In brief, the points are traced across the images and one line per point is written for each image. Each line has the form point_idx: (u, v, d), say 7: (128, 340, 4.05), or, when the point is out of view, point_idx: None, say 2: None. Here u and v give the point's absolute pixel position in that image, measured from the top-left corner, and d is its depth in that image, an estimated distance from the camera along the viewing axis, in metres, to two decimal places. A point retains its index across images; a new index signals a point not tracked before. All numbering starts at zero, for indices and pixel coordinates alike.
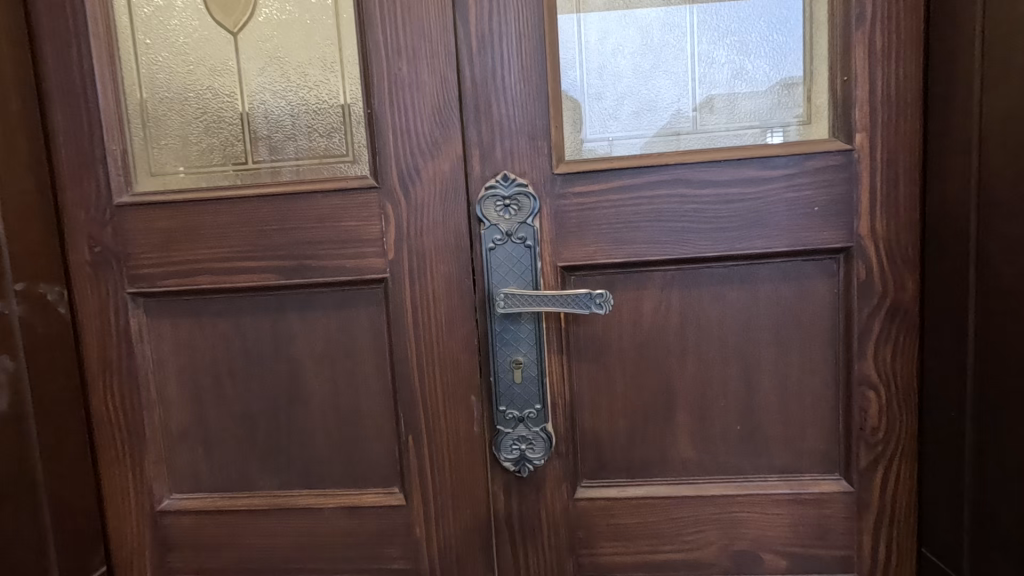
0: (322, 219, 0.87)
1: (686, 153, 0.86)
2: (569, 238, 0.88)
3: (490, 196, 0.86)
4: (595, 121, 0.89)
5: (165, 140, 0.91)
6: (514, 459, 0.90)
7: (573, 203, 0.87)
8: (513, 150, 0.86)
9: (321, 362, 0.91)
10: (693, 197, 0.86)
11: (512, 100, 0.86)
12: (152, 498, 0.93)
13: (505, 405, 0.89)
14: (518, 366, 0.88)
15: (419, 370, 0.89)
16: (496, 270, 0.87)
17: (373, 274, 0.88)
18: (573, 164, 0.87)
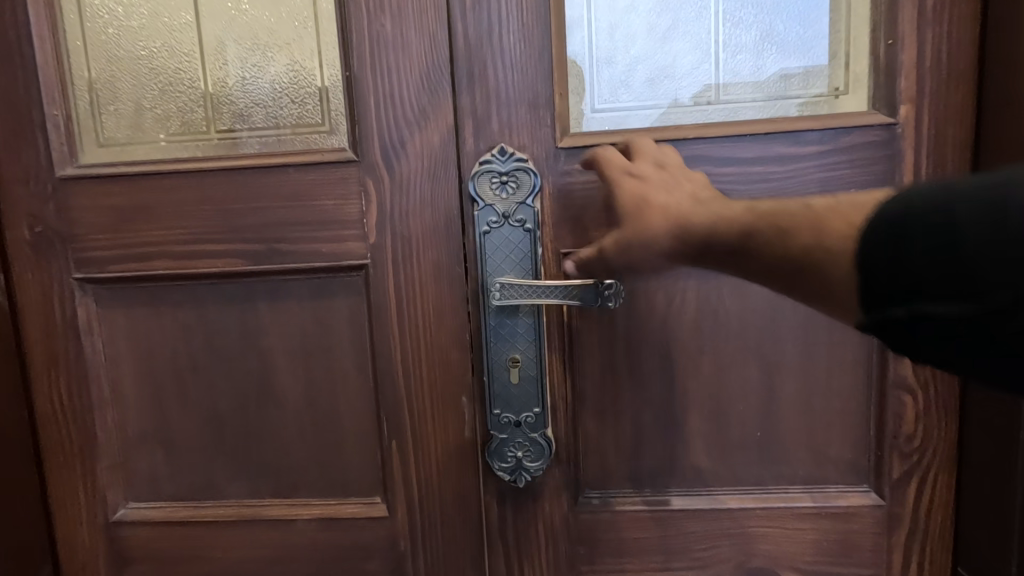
0: (294, 197, 0.77)
1: (708, 126, 0.77)
2: (573, 221, 0.78)
3: (485, 172, 0.76)
4: (604, 89, 0.79)
5: (115, 105, 0.80)
6: (510, 467, 0.80)
7: (579, 181, 0.77)
8: (511, 121, 0.76)
9: (294, 359, 0.81)
10: (715, 176, 0.77)
11: (511, 63, 0.75)
12: (106, 507, 0.84)
13: (500, 408, 0.79)
14: (514, 364, 0.78)
15: (404, 368, 0.79)
16: (491, 256, 0.77)
17: (352, 260, 0.78)
18: (579, 138, 0.77)
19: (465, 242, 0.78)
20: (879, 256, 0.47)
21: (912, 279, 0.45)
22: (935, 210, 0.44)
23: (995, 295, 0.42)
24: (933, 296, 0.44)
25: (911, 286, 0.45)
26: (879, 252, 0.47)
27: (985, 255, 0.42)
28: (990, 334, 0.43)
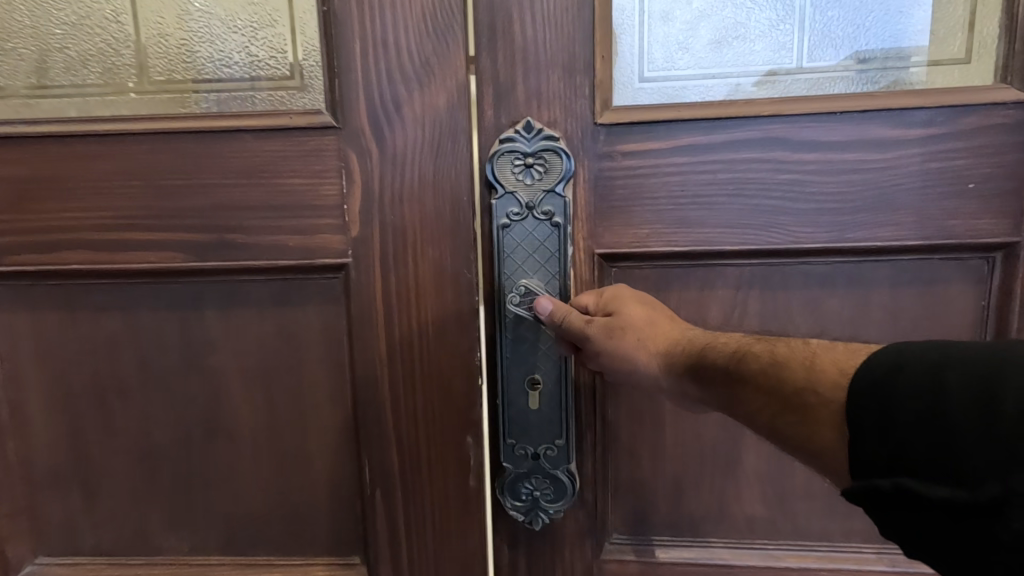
0: (252, 173, 0.58)
1: (784, 101, 0.63)
2: (613, 216, 0.63)
3: (507, 152, 0.59)
4: (656, 52, 0.63)
5: (15, 43, 0.60)
6: (524, 507, 0.64)
7: (619, 165, 0.63)
8: (539, 88, 0.60)
9: (251, 383, 0.62)
10: (789, 162, 0.63)
11: (544, 9, 0.58)
12: (9, 561, 0.67)
13: (515, 436, 0.63)
14: (534, 384, 0.62)
15: (393, 399, 0.62)
16: (509, 258, 0.60)
17: (327, 259, 0.59)
18: (622, 113, 0.62)
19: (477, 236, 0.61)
20: (867, 411, 0.44)
21: (896, 447, 0.42)
22: (916, 376, 0.42)
23: (981, 485, 0.38)
24: (919, 474, 0.41)
25: (897, 455, 0.42)
26: (866, 409, 0.44)
27: (969, 434, 0.39)
28: (975, 524, 0.39)
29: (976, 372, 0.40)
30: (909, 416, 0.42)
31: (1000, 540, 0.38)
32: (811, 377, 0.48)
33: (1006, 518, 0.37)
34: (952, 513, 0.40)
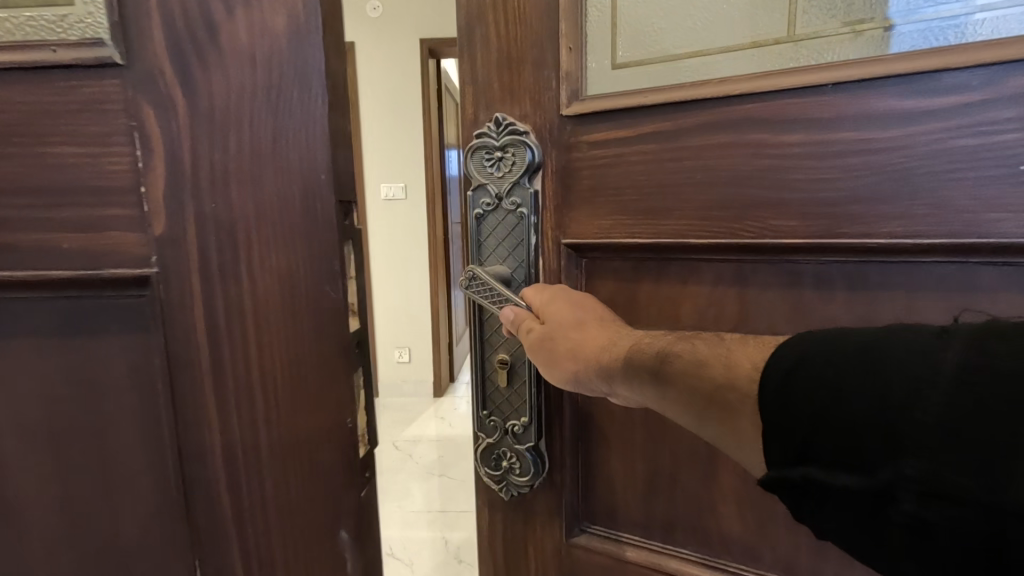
0: (22, 136, 0.42)
1: (763, 79, 0.60)
2: (583, 204, 0.72)
3: (480, 148, 0.75)
4: (628, 42, 0.73)
5: None
6: (498, 476, 0.82)
7: (585, 155, 0.71)
8: (516, 84, 0.73)
9: (35, 437, 0.46)
10: (770, 147, 0.60)
11: (518, 17, 0.71)
12: None
13: (489, 409, 0.83)
14: (502, 367, 0.80)
15: (227, 463, 0.45)
16: (488, 237, 0.78)
17: (128, 261, 0.42)
18: (590, 103, 0.69)
19: (348, 227, 0.44)
20: (771, 407, 0.45)
21: (800, 442, 0.43)
22: (811, 362, 0.43)
23: (881, 471, 0.39)
24: (825, 466, 0.42)
25: (803, 447, 0.43)
26: (771, 405, 0.45)
27: (862, 419, 0.40)
28: (880, 513, 0.40)
29: (865, 356, 0.41)
30: (806, 412, 0.42)
31: (894, 524, 0.39)
32: (730, 375, 0.51)
33: (898, 505, 0.38)
34: (854, 502, 0.41)
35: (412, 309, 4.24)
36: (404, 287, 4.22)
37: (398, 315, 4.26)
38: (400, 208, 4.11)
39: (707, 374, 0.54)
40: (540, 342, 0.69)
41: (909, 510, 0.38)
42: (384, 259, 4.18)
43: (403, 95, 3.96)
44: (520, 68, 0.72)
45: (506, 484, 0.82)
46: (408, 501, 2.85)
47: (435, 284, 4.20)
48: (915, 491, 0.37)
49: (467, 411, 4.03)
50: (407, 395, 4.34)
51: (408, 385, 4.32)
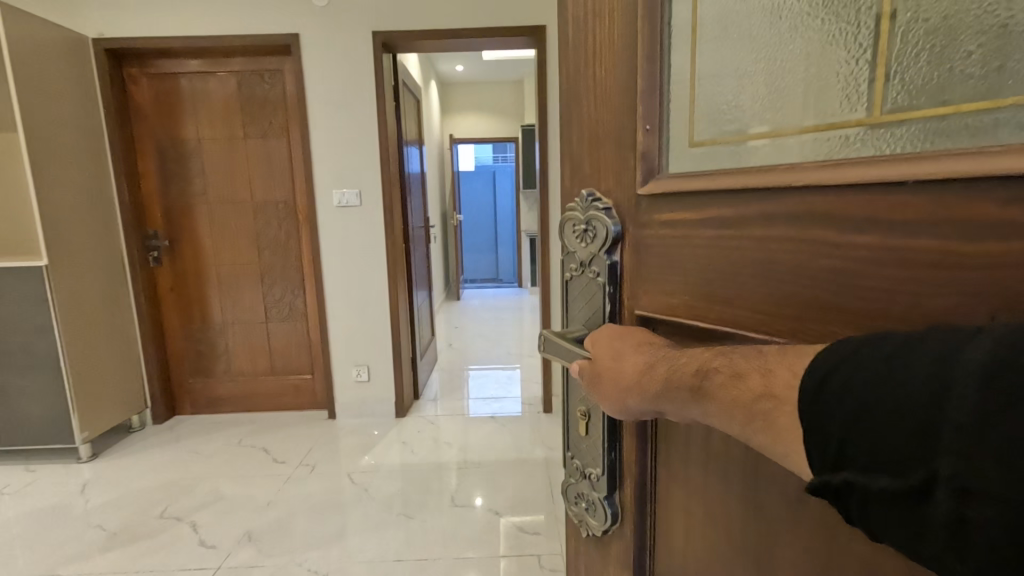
0: None
1: (835, 168, 0.48)
2: (653, 280, 0.69)
3: (572, 220, 0.78)
4: (710, 117, 0.69)
5: None
6: (579, 515, 0.92)
7: (657, 232, 0.67)
8: (601, 164, 0.74)
9: None
10: (837, 246, 0.47)
11: (604, 98, 0.72)
12: None
13: (573, 453, 0.94)
14: (583, 417, 0.89)
15: None
16: (576, 300, 0.81)
17: None
18: (664, 183, 0.65)
19: None
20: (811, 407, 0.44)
21: (837, 438, 0.43)
22: (844, 367, 0.43)
23: (916, 471, 0.38)
24: (862, 467, 0.41)
25: (839, 448, 0.42)
26: (812, 413, 0.44)
27: (892, 418, 0.40)
28: (918, 513, 0.39)
29: (894, 355, 0.40)
30: (846, 410, 0.42)
31: (941, 528, 0.37)
32: (767, 384, 0.48)
33: (933, 496, 0.38)
34: (895, 504, 0.40)
35: (370, 324, 3.94)
36: (362, 300, 3.92)
37: (356, 331, 3.94)
38: (356, 216, 3.79)
39: (744, 387, 0.49)
40: (594, 382, 0.69)
41: (947, 507, 0.37)
42: (339, 271, 3.86)
43: (354, 92, 3.64)
44: (605, 148, 0.73)
45: (585, 524, 0.92)
46: (361, 549, 2.56)
47: (396, 296, 3.91)
48: (949, 485, 0.37)
49: (433, 431, 3.79)
50: (367, 416, 4.03)
51: (369, 406, 4.02)
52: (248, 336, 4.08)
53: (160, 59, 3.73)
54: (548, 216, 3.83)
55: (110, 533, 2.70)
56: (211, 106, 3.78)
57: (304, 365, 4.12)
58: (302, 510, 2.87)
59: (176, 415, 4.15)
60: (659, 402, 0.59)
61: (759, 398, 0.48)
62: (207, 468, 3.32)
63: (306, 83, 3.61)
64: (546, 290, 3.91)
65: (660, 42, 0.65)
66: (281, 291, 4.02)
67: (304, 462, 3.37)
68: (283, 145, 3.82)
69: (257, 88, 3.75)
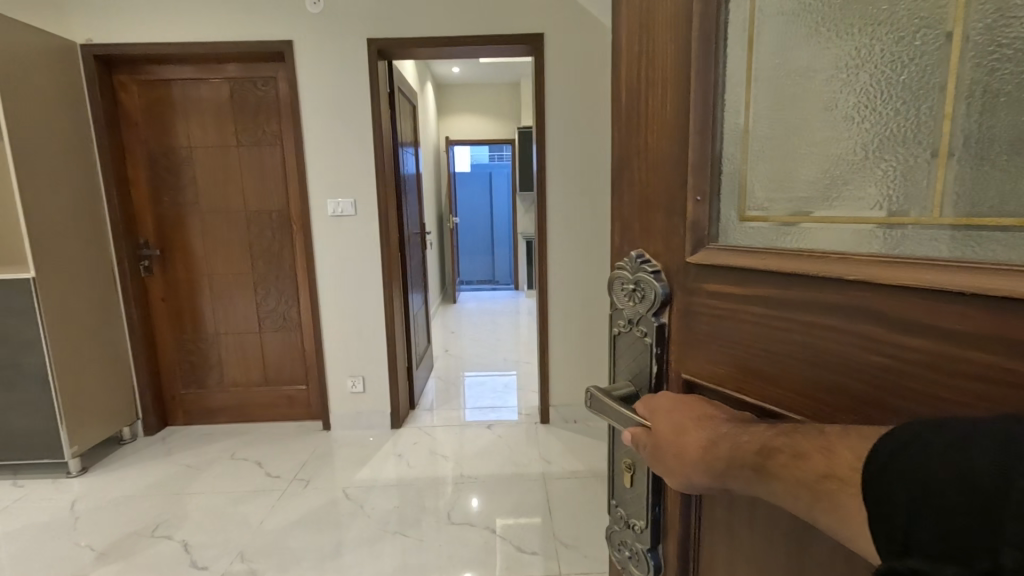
0: None
1: (884, 267, 0.49)
2: (701, 348, 0.69)
3: (620, 277, 0.78)
4: (763, 190, 0.69)
5: None
6: (620, 560, 0.91)
7: (705, 302, 0.67)
8: (649, 227, 0.74)
9: None
10: (886, 344, 0.47)
11: (654, 164, 0.72)
12: None
13: (615, 499, 0.92)
14: (627, 469, 0.87)
15: None
16: (623, 355, 0.82)
17: None
18: (714, 254, 0.65)
19: None
20: (874, 489, 0.43)
21: (904, 525, 0.41)
22: (910, 452, 0.41)
23: (982, 562, 0.37)
24: (927, 555, 0.40)
25: (903, 533, 0.41)
26: (876, 495, 0.42)
27: (958, 505, 0.38)
28: None
29: (960, 442, 0.39)
30: (911, 494, 0.40)
31: None
32: (830, 464, 0.46)
33: None
34: None
35: (365, 333, 3.89)
36: (357, 311, 3.87)
37: (351, 341, 3.90)
38: (350, 225, 3.74)
39: (807, 466, 0.48)
40: (656, 455, 0.67)
41: None
42: (334, 281, 3.81)
43: (350, 99, 3.58)
44: (653, 214, 0.73)
45: (626, 570, 0.91)
46: (355, 570, 2.51)
47: (392, 306, 3.86)
48: None
49: (429, 444, 3.75)
50: (363, 427, 3.99)
51: (365, 417, 3.98)
52: (242, 345, 4.03)
53: (151, 65, 3.66)
54: (545, 226, 3.78)
55: (99, 553, 2.63)
56: (204, 112, 3.72)
57: (298, 375, 4.07)
58: (295, 528, 2.82)
59: (168, 426, 4.10)
60: (728, 479, 0.57)
61: (821, 479, 0.46)
62: (202, 482, 3.28)
63: (300, 90, 3.56)
64: (543, 300, 3.87)
65: (712, 117, 0.66)
66: (274, 301, 3.97)
67: (298, 477, 3.32)
68: (277, 152, 3.76)
69: (250, 94, 3.69)
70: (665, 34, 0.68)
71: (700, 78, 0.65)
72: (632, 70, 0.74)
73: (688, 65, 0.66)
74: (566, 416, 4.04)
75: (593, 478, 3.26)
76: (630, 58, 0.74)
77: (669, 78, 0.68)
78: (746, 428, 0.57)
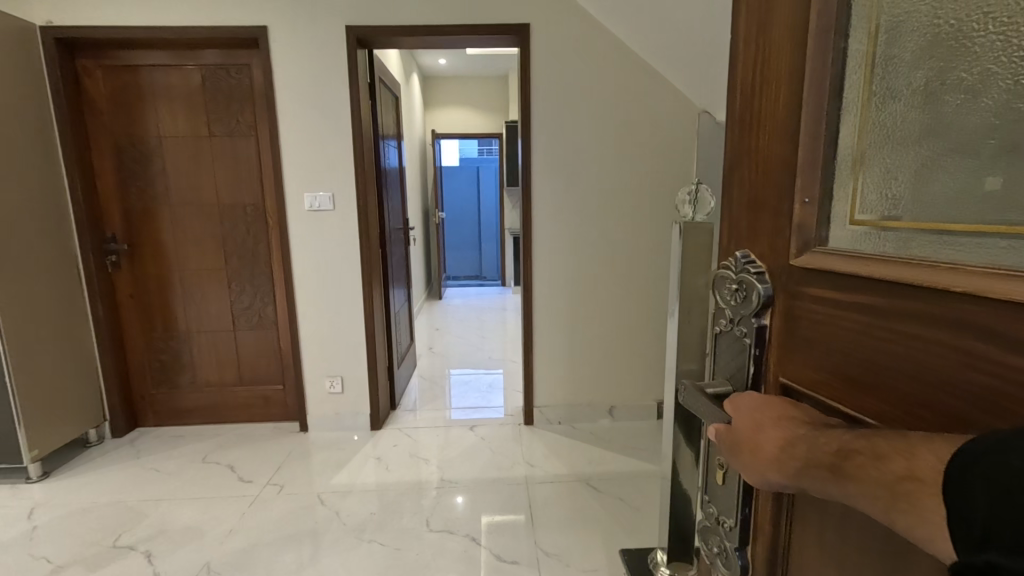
0: None
1: (993, 278, 0.42)
2: (799, 353, 0.63)
3: (724, 275, 0.75)
4: (875, 194, 0.62)
5: None
6: (709, 554, 0.85)
7: (807, 306, 0.62)
8: (756, 226, 0.70)
9: None
10: (990, 363, 0.41)
11: (764, 164, 0.68)
12: None
13: (707, 494, 0.85)
14: (721, 467, 0.80)
15: None
16: (722, 353, 0.78)
17: None
18: (817, 257, 0.60)
19: None
20: (957, 487, 0.38)
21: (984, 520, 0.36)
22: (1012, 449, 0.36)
23: None
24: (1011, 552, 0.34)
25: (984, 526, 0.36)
26: (960, 487, 0.38)
27: None
28: None
29: None
30: (992, 496, 0.35)
31: None
32: (910, 465, 0.42)
33: None
34: None
35: (342, 333, 3.76)
36: (333, 311, 3.73)
37: (328, 341, 3.77)
38: (328, 220, 3.60)
39: (886, 467, 0.44)
40: (735, 450, 0.65)
41: None
42: (310, 278, 3.68)
43: (327, 89, 3.44)
44: (760, 214, 0.69)
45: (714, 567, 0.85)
46: None
47: (371, 306, 3.73)
48: None
49: (407, 447, 3.65)
50: (344, 429, 3.88)
51: (345, 418, 3.86)
52: (216, 344, 3.88)
53: (118, 50, 3.48)
54: (532, 223, 3.68)
55: (57, 564, 2.50)
56: (174, 100, 3.55)
57: (274, 375, 3.93)
58: (267, 537, 2.71)
59: (137, 427, 3.94)
60: (803, 479, 0.54)
61: (900, 479, 0.43)
62: (172, 487, 3.15)
63: (276, 79, 3.41)
64: (529, 299, 3.78)
65: (828, 119, 0.60)
66: (248, 298, 3.81)
67: (272, 481, 3.20)
68: (252, 143, 3.60)
69: (223, 82, 3.53)
70: (782, 29, 0.63)
71: (815, 78, 0.59)
72: (748, 68, 0.70)
73: (804, 65, 0.60)
74: (551, 417, 3.96)
75: (576, 483, 3.18)
76: (747, 55, 0.70)
77: (783, 76, 0.63)
78: (829, 434, 0.53)
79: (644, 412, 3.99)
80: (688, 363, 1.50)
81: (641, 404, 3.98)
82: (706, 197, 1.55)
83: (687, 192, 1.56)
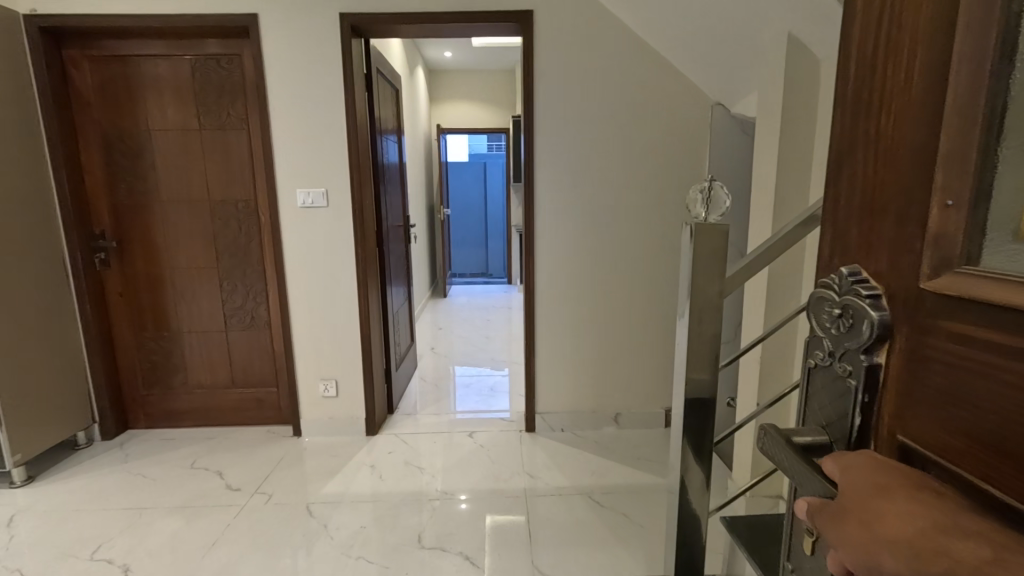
0: None
1: None
2: (931, 407, 0.46)
3: (824, 295, 0.58)
4: None
5: None
6: None
7: (946, 343, 0.44)
8: (872, 234, 0.52)
9: None
10: None
11: (888, 155, 0.50)
12: None
13: (791, 559, 0.67)
14: (808, 533, 0.61)
15: None
16: (817, 394, 0.60)
17: None
18: (963, 282, 0.43)
19: None
20: None
21: None
22: None
23: None
24: None
25: None
26: None
27: None
28: None
29: None
30: None
31: None
32: None
33: None
34: None
35: (337, 336, 3.62)
36: (325, 312, 3.59)
37: (321, 343, 3.63)
38: (321, 218, 3.45)
39: None
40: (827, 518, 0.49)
41: None
42: (300, 278, 3.54)
43: (321, 81, 3.28)
44: (877, 220, 0.52)
45: None
46: None
47: (366, 307, 3.57)
48: None
49: (400, 453, 3.51)
50: (338, 433, 3.74)
51: (339, 421, 3.73)
52: (208, 345, 3.76)
53: (107, 40, 3.35)
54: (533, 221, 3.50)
55: None
56: (163, 92, 3.42)
57: (267, 377, 3.81)
58: (250, 550, 2.58)
59: (127, 429, 3.84)
60: None
61: None
62: (157, 494, 3.05)
63: (267, 70, 3.26)
64: (531, 300, 3.61)
65: (992, 93, 0.42)
66: (241, 297, 3.69)
67: (261, 490, 3.08)
68: (244, 137, 3.46)
69: (212, 74, 3.39)
70: None
71: (970, 35, 0.42)
72: (869, 31, 0.52)
73: (959, 20, 0.43)
74: (553, 424, 3.79)
75: (578, 495, 3.02)
76: (870, 12, 0.52)
77: (921, 36, 0.46)
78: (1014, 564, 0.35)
79: (650, 420, 3.82)
80: (699, 376, 1.33)
81: (649, 411, 3.81)
82: (721, 194, 1.37)
83: (698, 188, 1.39)
